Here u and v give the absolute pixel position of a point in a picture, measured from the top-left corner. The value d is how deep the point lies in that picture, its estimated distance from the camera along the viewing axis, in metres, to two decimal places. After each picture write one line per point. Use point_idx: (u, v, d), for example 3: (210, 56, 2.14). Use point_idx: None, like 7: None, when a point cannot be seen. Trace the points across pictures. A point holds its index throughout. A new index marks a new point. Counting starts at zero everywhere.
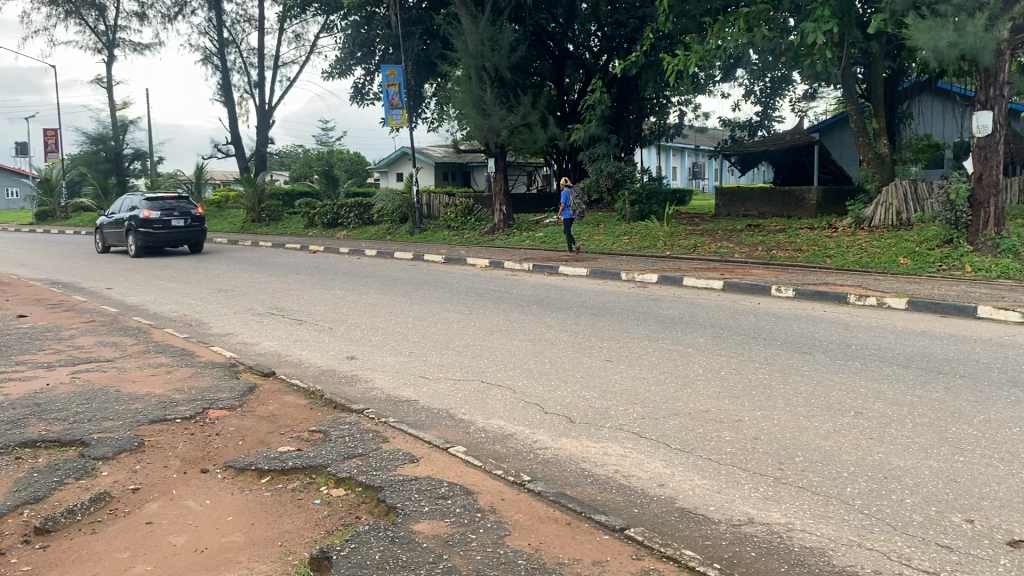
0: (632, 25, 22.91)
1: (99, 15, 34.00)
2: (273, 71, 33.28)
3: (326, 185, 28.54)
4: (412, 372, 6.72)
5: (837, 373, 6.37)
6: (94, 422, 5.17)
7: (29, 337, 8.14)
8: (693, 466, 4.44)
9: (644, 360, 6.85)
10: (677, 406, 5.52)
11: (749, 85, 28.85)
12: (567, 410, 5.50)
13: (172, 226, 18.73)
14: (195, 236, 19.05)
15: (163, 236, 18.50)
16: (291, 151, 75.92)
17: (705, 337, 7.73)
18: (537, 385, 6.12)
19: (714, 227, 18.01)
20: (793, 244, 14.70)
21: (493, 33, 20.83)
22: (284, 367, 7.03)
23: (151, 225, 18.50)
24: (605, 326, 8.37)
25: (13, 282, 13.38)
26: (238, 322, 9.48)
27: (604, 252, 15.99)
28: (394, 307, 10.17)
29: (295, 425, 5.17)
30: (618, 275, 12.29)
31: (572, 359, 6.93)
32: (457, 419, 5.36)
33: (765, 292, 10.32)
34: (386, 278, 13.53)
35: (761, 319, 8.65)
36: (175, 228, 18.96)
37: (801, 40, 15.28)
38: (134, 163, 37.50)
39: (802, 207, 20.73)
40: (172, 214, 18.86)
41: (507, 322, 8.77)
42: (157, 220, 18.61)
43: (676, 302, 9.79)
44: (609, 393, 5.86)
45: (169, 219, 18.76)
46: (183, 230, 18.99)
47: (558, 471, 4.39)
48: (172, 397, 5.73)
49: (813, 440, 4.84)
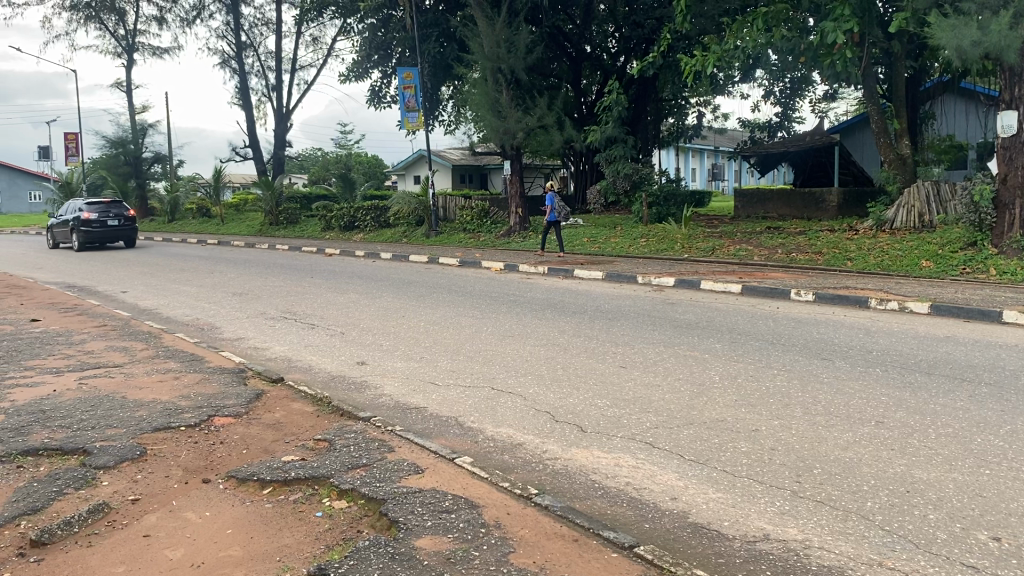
0: (649, 26, 22.94)
1: (119, 20, 34.29)
2: (290, 75, 33.34)
3: (343, 189, 28.44)
4: (423, 378, 6.62)
5: (857, 381, 6.19)
6: (96, 430, 5.11)
7: (40, 341, 8.13)
8: (707, 479, 4.30)
9: (659, 366, 6.70)
10: (691, 415, 5.38)
11: (769, 85, 28.62)
12: (578, 418, 5.38)
13: (107, 225, 22.06)
14: (128, 234, 22.44)
15: (100, 233, 21.80)
16: (310, 154, 76.12)
17: (721, 343, 7.56)
18: (549, 393, 5.99)
19: (734, 229, 17.72)
20: (813, 246, 14.47)
21: (510, 34, 20.71)
22: (293, 373, 6.94)
23: (90, 224, 21.78)
24: (619, 331, 8.23)
25: (29, 285, 13.40)
26: (249, 326, 9.42)
27: (622, 255, 15.76)
28: (407, 311, 10.09)
29: (300, 433, 5.07)
30: (633, 279, 12.12)
31: (585, 365, 6.80)
32: (465, 428, 5.25)
33: (784, 296, 10.13)
34: (401, 281, 13.42)
35: (780, 323, 8.46)
36: (110, 226, 22.28)
37: (821, 40, 15.05)
38: (154, 167, 37.55)
39: (822, 209, 20.45)
40: (107, 215, 22.27)
41: (520, 326, 8.64)
42: (95, 220, 21.95)
43: (693, 306, 9.64)
44: (621, 401, 5.73)
45: (105, 219, 22.09)
46: (117, 228, 22.36)
47: (567, 483, 4.26)
48: (178, 404, 5.64)
49: (832, 451, 4.69)
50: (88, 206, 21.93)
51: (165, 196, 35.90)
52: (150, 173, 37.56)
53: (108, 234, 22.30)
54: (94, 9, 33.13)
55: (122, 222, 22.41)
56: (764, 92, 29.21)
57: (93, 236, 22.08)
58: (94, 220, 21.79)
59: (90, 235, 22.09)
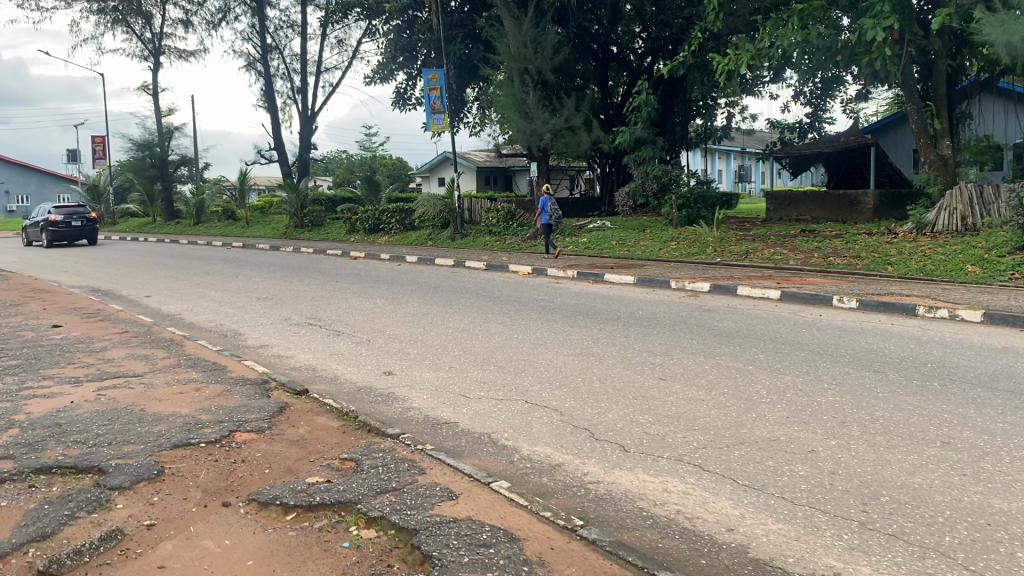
0: (677, 26, 22.35)
1: (145, 23, 34.38)
2: (316, 77, 33.25)
3: (368, 191, 28.24)
4: (452, 390, 6.31)
5: (914, 397, 5.79)
6: (112, 446, 4.86)
7: (60, 349, 7.95)
8: (766, 507, 3.97)
9: (701, 379, 6.36)
10: (741, 434, 5.04)
11: (799, 85, 28.14)
12: (619, 436, 5.05)
13: (72, 225, 25.37)
14: (90, 234, 25.61)
15: (65, 231, 25.09)
16: (335, 156, 76.16)
17: (765, 353, 7.22)
18: (586, 407, 5.67)
19: (767, 232, 17.28)
20: (852, 250, 14.04)
21: (537, 34, 20.40)
22: (318, 384, 6.67)
23: (56, 224, 25.07)
24: (656, 339, 7.89)
25: (53, 289, 13.29)
26: (273, 333, 9.18)
27: (653, 258, 15.43)
28: (434, 317, 9.80)
29: (326, 452, 4.79)
30: (666, 284, 11.76)
31: (623, 377, 6.47)
32: (499, 446, 4.94)
33: (825, 302, 9.74)
34: (426, 286, 13.15)
35: (826, 333, 8.08)
36: (74, 227, 25.54)
37: (859, 38, 14.59)
38: (180, 169, 37.46)
39: (858, 211, 19.92)
40: (72, 217, 25.50)
41: (553, 334, 8.33)
42: (61, 221, 25.24)
43: (731, 313, 9.27)
44: (665, 417, 5.39)
45: (70, 220, 25.37)
46: (80, 227, 25.57)
47: (612, 511, 3.95)
48: (199, 418, 5.38)
49: (898, 476, 4.32)
50: (53, 208, 25.19)
51: (191, 199, 36.04)
52: (177, 175, 37.53)
53: (73, 232, 25.55)
54: (121, 13, 33.28)
55: (84, 223, 25.62)
56: (795, 92, 28.69)
57: (59, 235, 25.33)
58: (59, 220, 25.04)
59: (57, 233, 25.39)
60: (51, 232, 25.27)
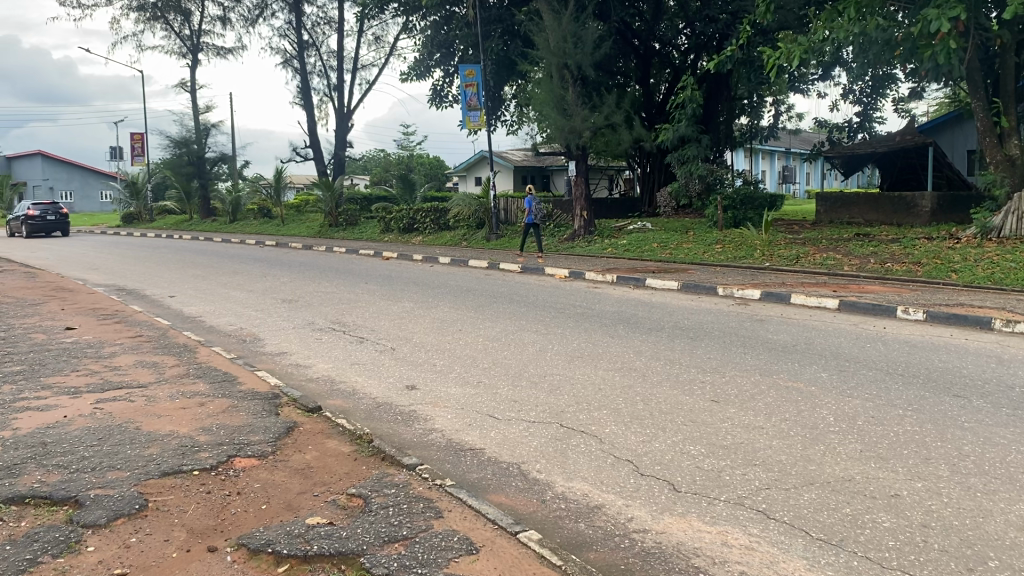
0: (723, 20, 21.59)
1: (184, 20, 34.33)
2: (352, 74, 32.93)
3: (403, 191, 27.80)
4: (480, 410, 5.69)
5: (1006, 428, 5.04)
6: (95, 472, 4.33)
7: (67, 354, 7.50)
8: (848, 570, 3.30)
9: (759, 403, 5.67)
10: (810, 472, 4.36)
11: (848, 83, 27.16)
12: (667, 470, 4.43)
13: (47, 219, 29.57)
14: (64, 227, 29.97)
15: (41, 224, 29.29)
16: (373, 155, 75.94)
17: (829, 373, 6.51)
18: (630, 434, 5.02)
19: (817, 235, 16.43)
20: (911, 256, 13.17)
21: (577, 28, 19.67)
22: (334, 399, 6.10)
23: (34, 219, 29.30)
24: (704, 354, 7.20)
25: (76, 288, 13.02)
26: (293, 339, 8.64)
27: (697, 262, 14.68)
28: (465, 324, 9.19)
29: (332, 484, 4.20)
30: (713, 290, 11.03)
31: (670, 397, 5.81)
32: (531, 480, 4.32)
33: (889, 314, 8.95)
34: (460, 289, 12.56)
35: (895, 349, 7.31)
36: (50, 220, 29.72)
37: (921, 32, 13.73)
38: (219, 166, 37.39)
39: (914, 214, 18.94)
40: (47, 212, 30.03)
41: (592, 346, 7.67)
42: (38, 216, 29.43)
43: (785, 325, 8.55)
44: (720, 448, 4.74)
45: (46, 215, 29.57)
46: (55, 221, 30.04)
47: (663, 572, 3.31)
48: (196, 440, 4.83)
49: (1005, 532, 3.62)
50: (31, 204, 29.49)
51: (228, 196, 36.02)
52: (215, 172, 37.50)
53: (50, 225, 30.04)
54: (160, 10, 33.36)
55: (58, 217, 30.13)
56: (843, 91, 27.73)
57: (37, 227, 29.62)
58: (37, 216, 29.37)
59: (35, 225, 29.83)
60: (31, 224, 29.54)
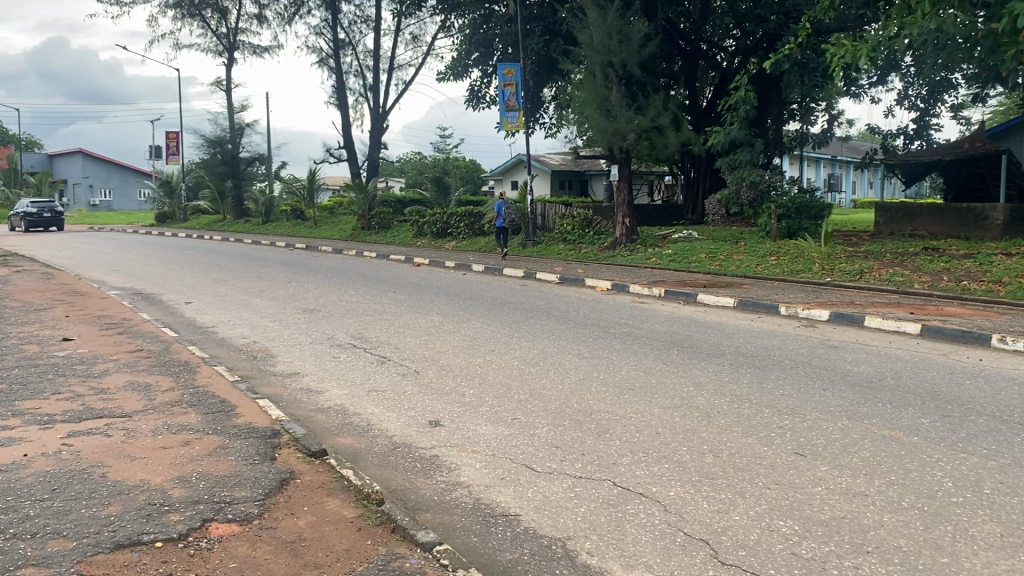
0: (777, 20, 20.45)
1: (221, 18, 33.95)
2: (388, 74, 32.26)
3: (437, 194, 26.97)
4: (515, 458, 4.73)
5: None
6: (33, 541, 3.46)
7: (53, 371, 6.70)
8: None
9: (854, 459, 4.67)
10: (943, 569, 3.34)
11: (907, 86, 25.77)
12: (755, 557, 3.46)
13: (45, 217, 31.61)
14: (60, 224, 32.01)
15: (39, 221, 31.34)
16: (409, 156, 75.11)
17: (934, 420, 5.44)
18: (702, 502, 4.04)
19: (879, 248, 15.28)
20: (991, 273, 11.96)
21: (622, 25, 18.68)
22: (344, 438, 5.20)
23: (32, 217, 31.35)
24: (776, 390, 6.16)
25: (89, 292, 12.30)
26: (307, 358, 7.74)
27: (750, 275, 13.64)
28: (499, 344, 8.23)
29: (327, 568, 3.29)
30: (775, 309, 9.99)
31: (745, 448, 4.81)
32: (581, 568, 3.37)
33: (982, 342, 7.84)
34: (494, 300, 11.65)
35: (1003, 389, 6.20)
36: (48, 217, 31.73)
37: (1005, 28, 12.50)
38: (254, 166, 37.02)
39: (984, 227, 17.65)
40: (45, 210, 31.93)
41: (646, 375, 6.67)
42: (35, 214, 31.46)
43: (864, 354, 7.46)
44: (821, 527, 3.76)
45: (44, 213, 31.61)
46: (53, 219, 31.91)
47: None
48: (169, 495, 3.96)
49: None
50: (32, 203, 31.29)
51: (261, 197, 35.51)
52: (250, 172, 37.07)
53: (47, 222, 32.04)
54: (197, 7, 32.98)
55: (55, 215, 31.98)
56: (899, 95, 26.33)
57: (36, 223, 31.69)
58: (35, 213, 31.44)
59: (34, 221, 31.70)
60: (31, 220, 31.65)
